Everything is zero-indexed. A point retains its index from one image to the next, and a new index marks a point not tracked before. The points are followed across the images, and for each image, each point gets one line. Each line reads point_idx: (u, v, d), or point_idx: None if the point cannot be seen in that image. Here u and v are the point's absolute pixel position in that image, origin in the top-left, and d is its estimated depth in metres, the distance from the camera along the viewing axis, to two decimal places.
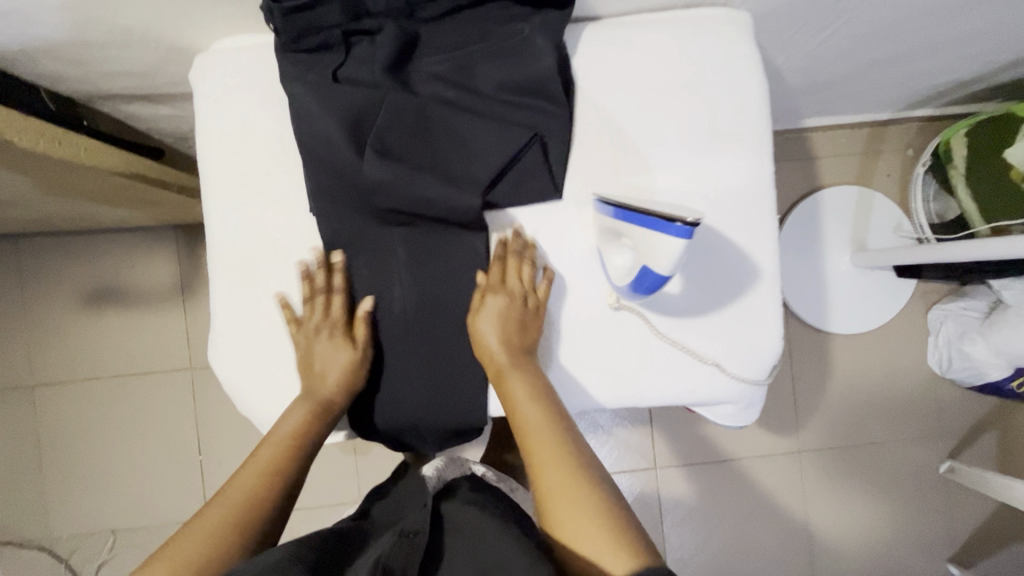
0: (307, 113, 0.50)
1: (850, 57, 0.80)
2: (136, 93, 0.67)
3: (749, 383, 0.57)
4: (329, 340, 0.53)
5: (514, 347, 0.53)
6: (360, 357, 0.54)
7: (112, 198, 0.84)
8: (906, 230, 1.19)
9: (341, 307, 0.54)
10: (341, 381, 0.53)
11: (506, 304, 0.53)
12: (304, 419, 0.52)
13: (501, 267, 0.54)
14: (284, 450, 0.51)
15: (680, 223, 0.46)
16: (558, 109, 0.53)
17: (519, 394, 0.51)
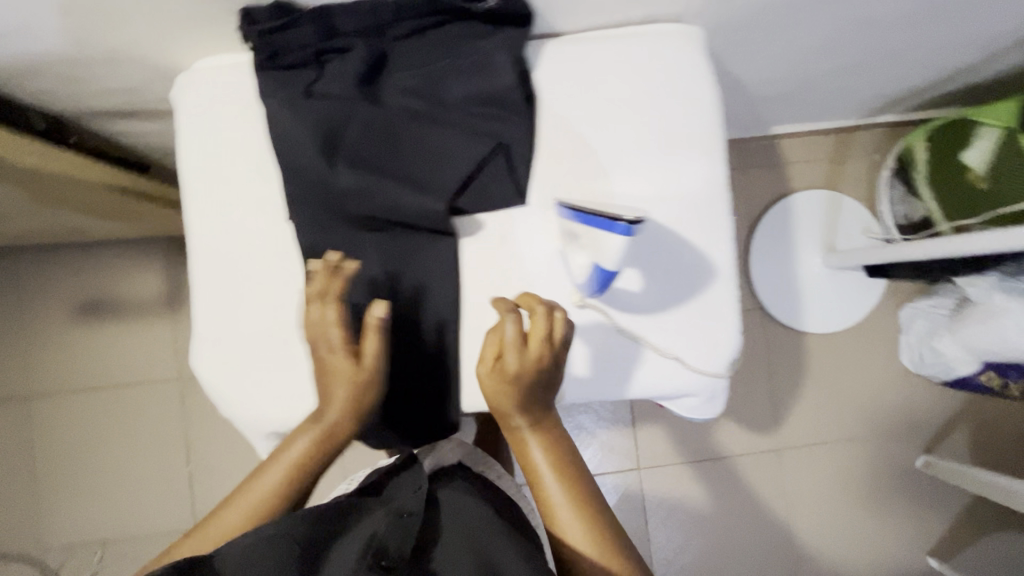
0: (282, 126, 0.53)
1: (807, 66, 0.85)
2: (123, 110, 0.70)
3: (709, 375, 0.60)
4: (333, 357, 0.52)
5: (531, 411, 0.55)
6: (368, 371, 0.52)
7: (101, 211, 0.87)
8: (874, 232, 1.23)
9: (338, 315, 0.52)
10: (346, 406, 0.53)
11: (523, 370, 0.52)
12: (315, 442, 0.54)
13: (518, 322, 0.52)
14: (298, 465, 0.55)
15: (624, 221, 0.51)
16: (520, 120, 0.56)
17: (536, 454, 0.57)
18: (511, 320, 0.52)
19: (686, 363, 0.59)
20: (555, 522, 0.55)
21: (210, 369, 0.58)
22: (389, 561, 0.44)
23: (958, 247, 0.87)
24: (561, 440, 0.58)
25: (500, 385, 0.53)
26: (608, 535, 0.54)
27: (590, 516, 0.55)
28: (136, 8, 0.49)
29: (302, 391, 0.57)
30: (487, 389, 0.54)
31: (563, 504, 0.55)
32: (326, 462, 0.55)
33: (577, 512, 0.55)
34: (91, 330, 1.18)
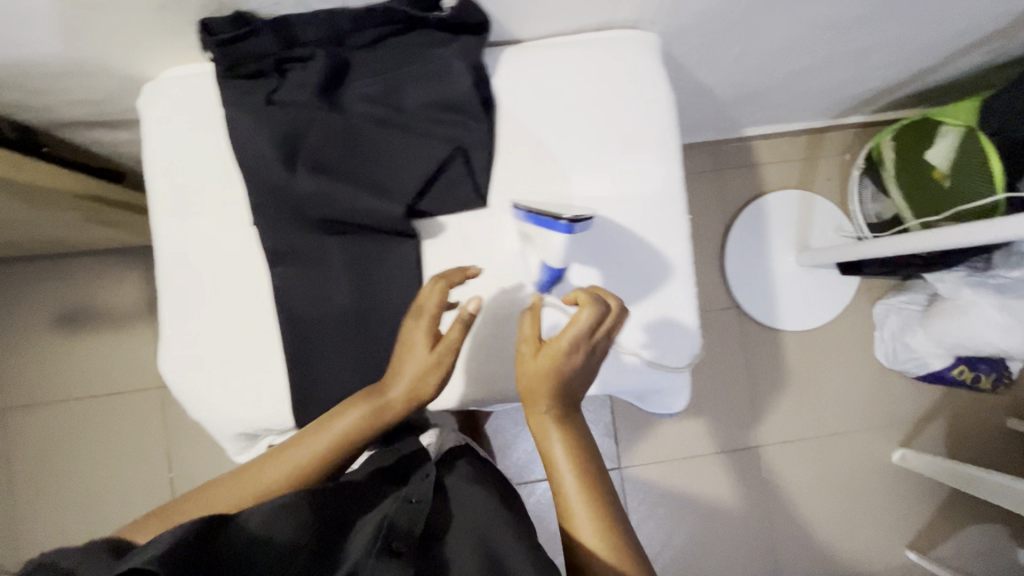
0: (242, 134, 0.54)
1: (769, 69, 0.87)
2: (94, 120, 0.71)
3: (665, 368, 0.62)
4: (416, 335, 0.54)
5: (558, 400, 0.56)
6: (440, 361, 0.54)
7: (77, 221, 0.88)
8: (847, 231, 1.25)
9: (439, 296, 0.54)
10: (408, 389, 0.54)
11: (569, 353, 0.53)
12: (360, 421, 0.54)
13: (586, 315, 0.53)
14: (337, 443, 0.54)
15: (565, 220, 0.54)
16: (479, 125, 0.58)
17: (557, 447, 0.56)
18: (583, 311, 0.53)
19: (643, 357, 0.61)
20: (570, 520, 0.53)
21: (177, 373, 0.59)
22: (399, 545, 0.48)
23: (924, 243, 0.89)
24: (582, 439, 0.57)
25: (542, 363, 0.54)
26: (622, 540, 0.52)
27: (605, 518, 0.53)
28: (99, 21, 0.51)
29: (269, 393, 0.58)
30: (529, 367, 0.55)
31: (579, 500, 0.54)
32: (366, 441, 0.55)
33: (593, 512, 0.53)
34: (72, 339, 1.18)
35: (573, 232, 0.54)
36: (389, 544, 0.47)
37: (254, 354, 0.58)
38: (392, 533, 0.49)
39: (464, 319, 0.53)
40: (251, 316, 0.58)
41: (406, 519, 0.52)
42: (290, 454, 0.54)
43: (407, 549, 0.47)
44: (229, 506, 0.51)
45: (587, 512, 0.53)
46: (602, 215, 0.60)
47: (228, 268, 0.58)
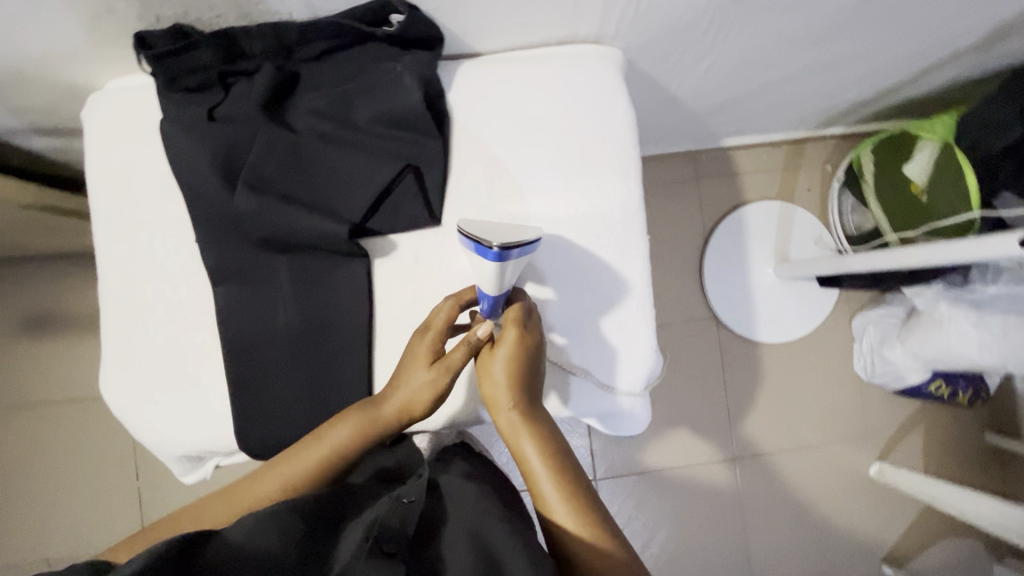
0: (181, 149, 0.52)
1: (740, 81, 0.86)
2: (43, 129, 0.69)
3: (617, 391, 0.61)
4: (416, 350, 0.53)
5: (524, 399, 0.53)
6: (437, 380, 0.52)
7: (33, 228, 0.86)
8: (826, 242, 1.24)
9: (445, 317, 0.53)
10: (402, 403, 0.53)
11: (526, 345, 0.53)
12: (352, 432, 0.53)
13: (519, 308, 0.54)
14: (327, 456, 0.53)
15: (495, 248, 0.49)
16: (430, 141, 0.56)
17: (530, 451, 0.53)
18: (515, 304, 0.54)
19: (595, 381, 0.60)
20: (552, 521, 0.51)
21: (119, 392, 0.57)
22: (390, 550, 0.46)
23: (903, 260, 0.88)
24: (555, 438, 0.54)
25: (499, 360, 0.53)
26: (607, 535, 0.50)
27: (587, 513, 0.51)
28: (32, 32, 0.49)
29: (213, 413, 0.57)
30: (487, 365, 0.54)
31: (559, 500, 0.51)
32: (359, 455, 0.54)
33: (573, 509, 0.51)
34: (36, 345, 1.16)
35: (501, 262, 0.49)
36: (380, 548, 0.46)
37: (198, 373, 0.57)
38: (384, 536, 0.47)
39: (467, 339, 0.52)
40: (196, 335, 0.57)
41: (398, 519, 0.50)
42: (282, 467, 0.54)
43: (399, 553, 0.46)
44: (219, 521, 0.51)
45: (569, 511, 0.51)
46: (557, 236, 0.59)
47: (169, 285, 0.57)
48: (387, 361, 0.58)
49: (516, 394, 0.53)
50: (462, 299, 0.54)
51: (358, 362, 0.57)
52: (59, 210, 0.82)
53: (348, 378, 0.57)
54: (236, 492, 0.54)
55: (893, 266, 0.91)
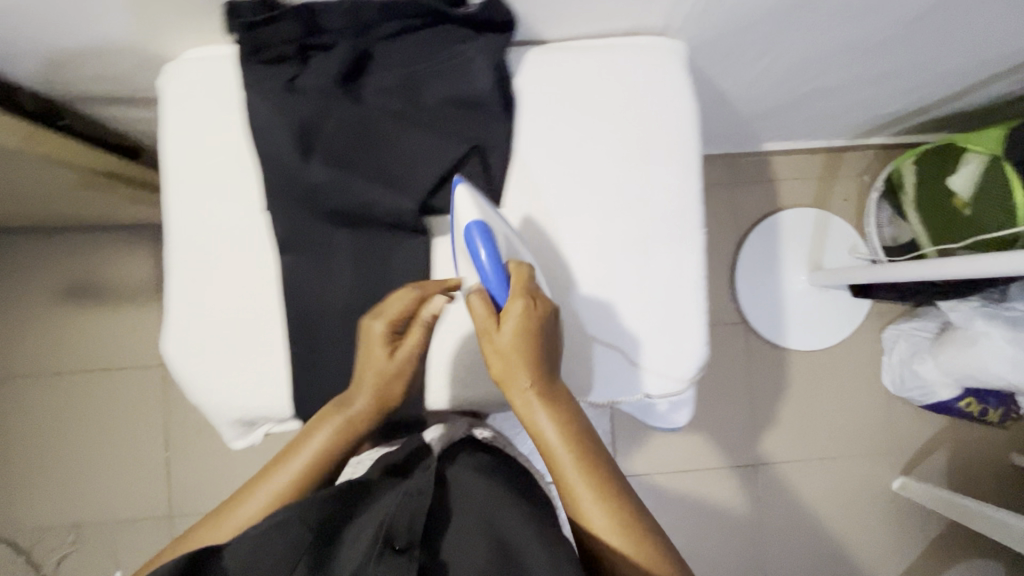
0: (260, 118, 0.54)
1: (793, 85, 0.86)
2: (112, 96, 0.71)
3: (671, 381, 0.61)
4: (370, 346, 0.54)
5: (537, 373, 0.53)
6: (400, 367, 0.55)
7: (90, 196, 0.88)
8: (861, 252, 1.24)
9: (399, 310, 0.53)
10: (374, 394, 0.56)
11: (537, 312, 0.52)
12: (330, 436, 0.55)
13: (523, 274, 0.53)
14: (313, 460, 0.54)
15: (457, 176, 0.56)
16: (497, 124, 0.57)
17: (545, 425, 0.53)
18: (519, 273, 0.53)
19: (652, 370, 0.61)
20: (572, 495, 0.52)
21: (179, 353, 0.58)
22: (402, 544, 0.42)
23: (946, 272, 0.87)
24: (570, 411, 0.54)
25: (507, 334, 0.52)
26: (626, 506, 0.51)
27: (604, 484, 0.52)
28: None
29: (269, 380, 0.58)
30: (498, 342, 0.52)
31: (578, 474, 0.52)
32: (343, 453, 0.56)
33: (591, 482, 0.52)
34: (76, 311, 1.18)
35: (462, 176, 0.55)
36: (389, 540, 0.42)
37: (258, 341, 0.58)
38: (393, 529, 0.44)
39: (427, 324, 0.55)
40: (257, 302, 0.58)
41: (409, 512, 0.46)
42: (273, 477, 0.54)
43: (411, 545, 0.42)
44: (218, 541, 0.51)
45: (588, 483, 0.52)
46: (615, 226, 0.60)
47: (235, 253, 0.58)
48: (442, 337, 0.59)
49: (532, 368, 0.53)
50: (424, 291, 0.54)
51: None
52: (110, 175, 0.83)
53: None
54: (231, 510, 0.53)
55: (935, 276, 0.90)
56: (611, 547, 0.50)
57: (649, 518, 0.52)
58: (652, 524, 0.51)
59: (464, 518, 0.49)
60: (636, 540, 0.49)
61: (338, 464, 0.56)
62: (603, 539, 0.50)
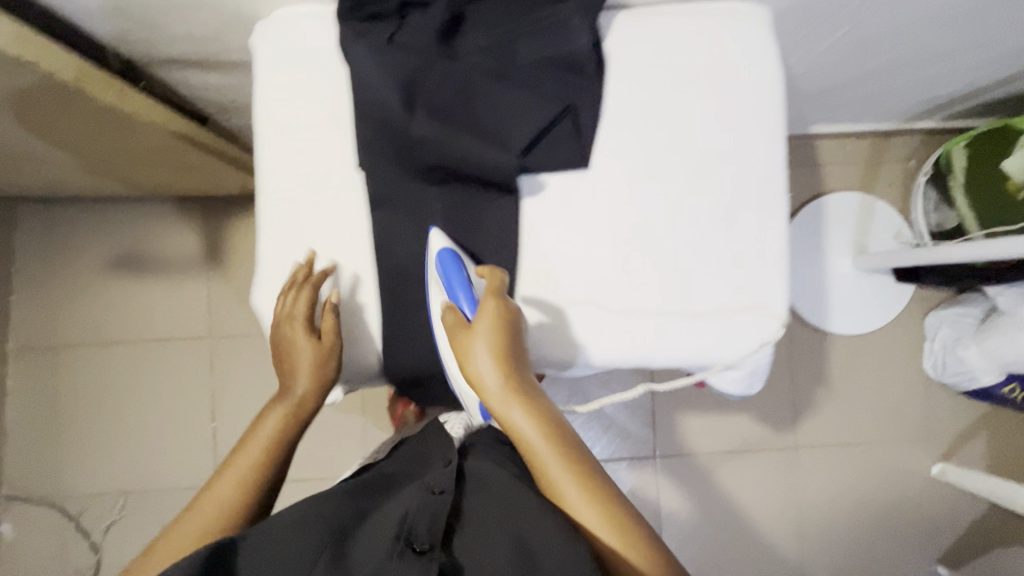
0: (363, 72, 0.54)
1: (860, 60, 0.85)
2: (190, 60, 0.71)
3: (763, 335, 0.61)
4: (296, 340, 0.57)
5: (509, 370, 0.53)
6: (325, 349, 0.58)
7: (157, 163, 0.88)
8: (905, 238, 1.24)
9: (309, 301, 0.57)
10: (309, 379, 0.58)
11: (505, 313, 0.54)
12: (280, 420, 0.58)
13: (495, 280, 0.56)
14: (268, 446, 0.57)
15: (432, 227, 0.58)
16: (590, 85, 0.58)
17: (523, 424, 0.52)
18: (491, 279, 0.56)
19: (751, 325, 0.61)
20: (557, 493, 0.51)
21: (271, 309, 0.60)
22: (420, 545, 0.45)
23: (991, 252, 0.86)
24: (545, 407, 0.53)
25: (480, 338, 0.53)
26: (612, 500, 0.50)
27: (589, 479, 0.51)
28: None
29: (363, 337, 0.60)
30: (471, 346, 0.53)
31: (562, 471, 0.51)
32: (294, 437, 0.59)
33: (575, 478, 0.50)
34: (127, 282, 1.20)
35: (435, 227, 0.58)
36: (410, 544, 0.45)
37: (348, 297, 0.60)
38: (413, 533, 0.46)
39: (335, 309, 0.58)
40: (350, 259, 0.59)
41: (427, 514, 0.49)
42: (225, 477, 0.55)
43: (429, 548, 0.45)
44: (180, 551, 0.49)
45: (573, 479, 0.50)
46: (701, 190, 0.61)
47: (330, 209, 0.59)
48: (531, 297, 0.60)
49: (503, 370, 0.53)
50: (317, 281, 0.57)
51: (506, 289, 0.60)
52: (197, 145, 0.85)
53: None
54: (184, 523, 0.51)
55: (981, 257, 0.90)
56: (601, 544, 0.48)
57: (636, 512, 0.50)
58: (640, 518, 0.50)
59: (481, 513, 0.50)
60: (625, 535, 0.48)
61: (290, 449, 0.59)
62: (594, 537, 0.49)
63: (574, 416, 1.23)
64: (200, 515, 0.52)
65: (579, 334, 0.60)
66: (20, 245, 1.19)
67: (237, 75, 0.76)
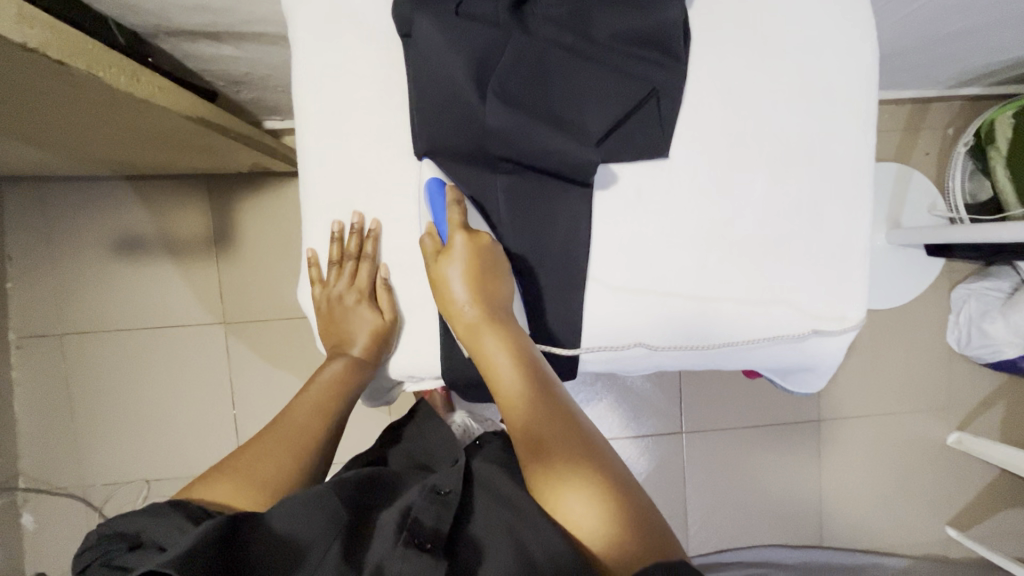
0: (431, 53, 0.52)
1: (933, 30, 0.78)
2: (203, 32, 0.62)
3: (844, 333, 0.58)
4: (357, 308, 0.58)
5: (482, 299, 0.53)
6: (387, 324, 0.58)
7: (168, 145, 0.80)
8: (940, 209, 1.19)
9: (368, 274, 0.58)
10: (369, 347, 0.58)
11: (478, 245, 0.53)
12: (340, 373, 0.59)
13: (463, 210, 0.54)
14: (330, 394, 0.59)
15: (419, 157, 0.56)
16: (673, 64, 0.54)
17: (492, 346, 0.51)
18: (456, 208, 0.53)
19: (819, 332, 0.58)
20: (512, 407, 0.50)
21: (317, 299, 0.61)
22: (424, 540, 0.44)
23: (1014, 236, 0.87)
24: (519, 336, 0.53)
25: (455, 266, 0.52)
26: (568, 421, 0.48)
27: (548, 397, 0.49)
28: None
29: (423, 338, 0.59)
30: (442, 277, 0.53)
31: (520, 386, 0.50)
32: (351, 391, 0.60)
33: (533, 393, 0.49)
34: (134, 265, 1.13)
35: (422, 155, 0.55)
36: (414, 542, 0.44)
37: (407, 295, 0.59)
38: (418, 526, 0.45)
39: (389, 285, 0.58)
40: (413, 256, 0.58)
41: (431, 513, 0.47)
42: (285, 427, 0.56)
43: (433, 546, 0.44)
44: (243, 483, 0.50)
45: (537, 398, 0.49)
46: (786, 177, 0.57)
47: (383, 200, 0.57)
48: (601, 301, 0.57)
49: (478, 298, 0.53)
50: (372, 254, 0.57)
51: (575, 291, 0.56)
52: (226, 133, 0.78)
53: (567, 310, 0.56)
54: (240, 463, 0.52)
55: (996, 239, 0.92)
56: (550, 461, 0.46)
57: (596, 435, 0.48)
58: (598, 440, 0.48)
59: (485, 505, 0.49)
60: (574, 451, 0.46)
61: (348, 405, 0.60)
62: (543, 452, 0.47)
63: (601, 394, 1.22)
64: (266, 461, 0.52)
65: (654, 338, 0.57)
66: (13, 228, 1.11)
67: (254, 47, 0.68)
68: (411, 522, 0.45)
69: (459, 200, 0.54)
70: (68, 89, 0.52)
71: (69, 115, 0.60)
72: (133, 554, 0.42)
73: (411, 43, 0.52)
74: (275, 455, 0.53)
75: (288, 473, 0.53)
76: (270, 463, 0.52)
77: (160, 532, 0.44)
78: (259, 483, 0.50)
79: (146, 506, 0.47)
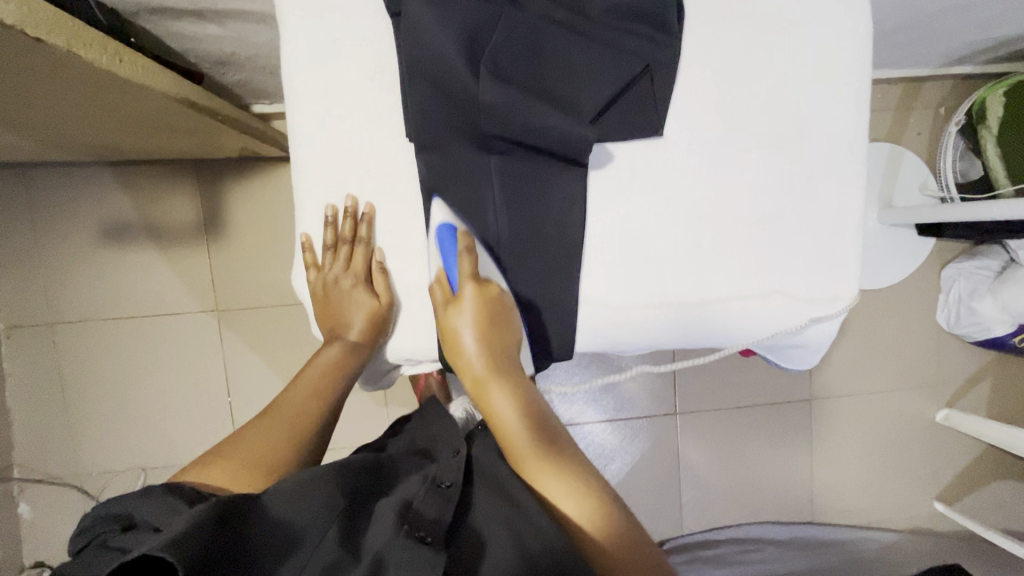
0: (422, 30, 0.51)
1: (925, 7, 0.78)
2: (187, 10, 0.61)
3: (835, 314, 0.58)
4: (353, 294, 0.58)
5: (492, 350, 0.53)
6: (382, 308, 0.58)
7: (154, 129, 0.78)
8: (931, 189, 1.20)
9: (363, 258, 0.58)
10: (365, 330, 0.58)
11: (488, 295, 0.52)
12: (336, 358, 0.60)
13: (473, 260, 0.52)
14: (326, 379, 0.59)
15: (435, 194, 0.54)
16: (666, 39, 0.54)
17: (500, 400, 0.53)
18: (466, 258, 0.52)
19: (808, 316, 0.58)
20: (520, 459, 0.53)
21: (311, 284, 0.61)
22: (424, 534, 0.46)
23: (1003, 213, 0.88)
24: (525, 386, 0.54)
25: (464, 317, 0.52)
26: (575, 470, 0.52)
27: (554, 450, 0.53)
28: None
29: (418, 322, 0.58)
30: (451, 326, 0.53)
31: (528, 440, 0.52)
32: (347, 374, 0.60)
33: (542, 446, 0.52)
34: (122, 253, 1.11)
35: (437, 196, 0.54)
36: (414, 534, 0.46)
37: (403, 279, 0.58)
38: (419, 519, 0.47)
39: (385, 269, 0.58)
40: (408, 239, 0.58)
41: (433, 507, 0.49)
42: (283, 413, 0.56)
43: (434, 539, 0.46)
44: (241, 466, 0.50)
45: (544, 450, 0.52)
46: (781, 153, 0.57)
47: (375, 181, 0.56)
48: (597, 281, 0.56)
49: (487, 351, 0.53)
50: (366, 237, 0.57)
51: (572, 273, 0.56)
52: (212, 116, 0.76)
53: (563, 291, 0.56)
54: (239, 447, 0.52)
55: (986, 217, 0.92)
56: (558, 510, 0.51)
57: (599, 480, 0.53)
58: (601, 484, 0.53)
59: (488, 509, 0.51)
60: (583, 500, 0.50)
61: (344, 390, 0.61)
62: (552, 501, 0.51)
63: (595, 376, 1.22)
64: (264, 445, 0.52)
65: (650, 318, 0.57)
66: None
67: (240, 26, 0.66)
68: (413, 517, 0.47)
69: (468, 251, 0.52)
70: (48, 68, 0.51)
71: (49, 97, 0.59)
72: (130, 534, 0.42)
73: (403, 20, 0.52)
74: (274, 440, 0.53)
75: (287, 457, 0.53)
76: (267, 447, 0.52)
77: (157, 512, 0.44)
78: (257, 467, 0.51)
79: (145, 487, 0.46)
